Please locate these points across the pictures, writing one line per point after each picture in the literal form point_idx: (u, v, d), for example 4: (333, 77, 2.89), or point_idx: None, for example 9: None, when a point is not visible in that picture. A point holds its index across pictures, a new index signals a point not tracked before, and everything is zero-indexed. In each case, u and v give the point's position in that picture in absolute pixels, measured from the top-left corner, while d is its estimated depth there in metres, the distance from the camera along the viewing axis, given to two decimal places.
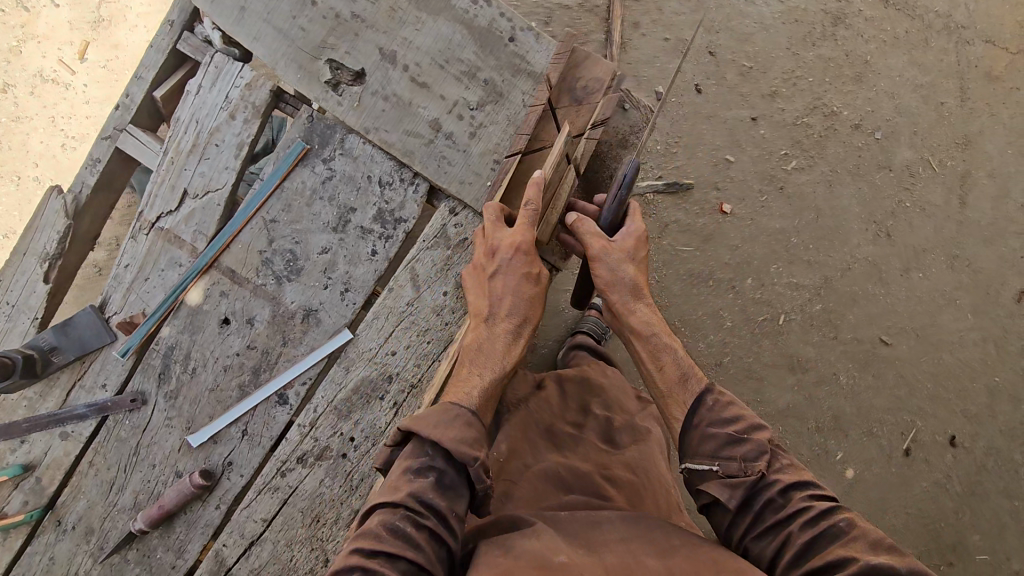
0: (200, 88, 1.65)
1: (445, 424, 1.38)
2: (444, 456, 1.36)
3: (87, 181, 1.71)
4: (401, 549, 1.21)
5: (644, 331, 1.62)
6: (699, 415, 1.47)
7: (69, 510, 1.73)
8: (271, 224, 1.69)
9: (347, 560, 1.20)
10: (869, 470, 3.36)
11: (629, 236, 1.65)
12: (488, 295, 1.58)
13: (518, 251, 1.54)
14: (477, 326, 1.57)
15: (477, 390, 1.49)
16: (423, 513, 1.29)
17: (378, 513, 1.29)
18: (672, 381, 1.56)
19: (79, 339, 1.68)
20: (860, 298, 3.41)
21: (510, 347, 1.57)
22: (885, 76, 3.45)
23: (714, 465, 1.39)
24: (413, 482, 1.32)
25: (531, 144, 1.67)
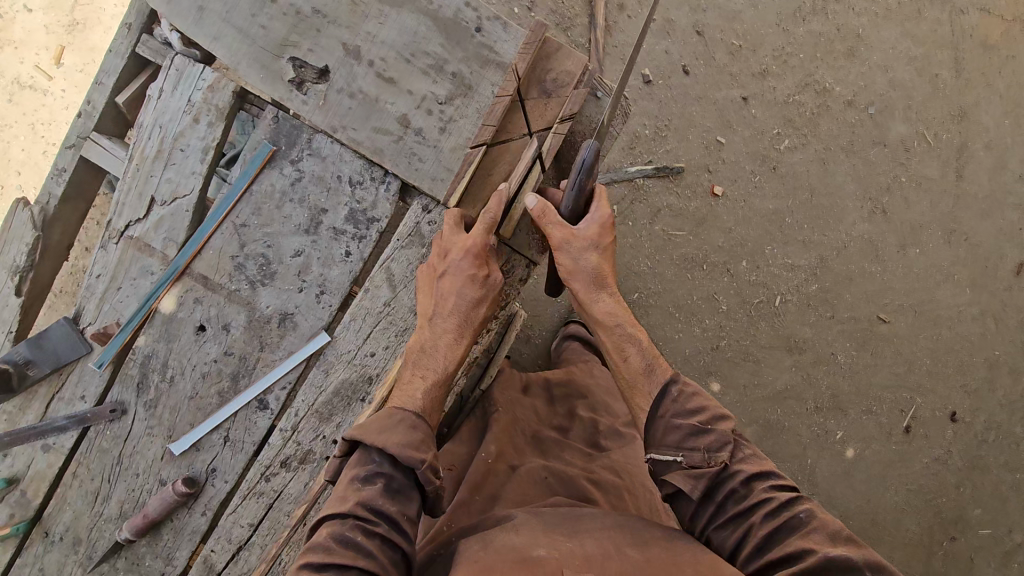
0: (161, 92, 1.61)
1: (389, 429, 1.43)
2: (391, 461, 1.41)
3: (54, 191, 1.69)
4: (352, 558, 1.25)
5: (609, 320, 1.69)
6: (664, 406, 1.50)
7: (56, 522, 1.73)
8: (242, 229, 1.66)
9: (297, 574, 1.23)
10: (869, 448, 3.34)
11: (593, 221, 1.64)
12: (433, 298, 1.60)
13: (468, 255, 1.56)
14: (422, 329, 1.62)
15: (420, 394, 1.55)
16: (373, 521, 1.33)
17: (327, 525, 1.34)
18: (636, 372, 1.65)
19: (53, 351, 1.67)
20: (857, 277, 3.36)
21: (452, 351, 1.62)
22: (878, 50, 3.37)
23: (678, 456, 1.42)
24: (362, 490, 1.36)
25: (496, 136, 1.66)
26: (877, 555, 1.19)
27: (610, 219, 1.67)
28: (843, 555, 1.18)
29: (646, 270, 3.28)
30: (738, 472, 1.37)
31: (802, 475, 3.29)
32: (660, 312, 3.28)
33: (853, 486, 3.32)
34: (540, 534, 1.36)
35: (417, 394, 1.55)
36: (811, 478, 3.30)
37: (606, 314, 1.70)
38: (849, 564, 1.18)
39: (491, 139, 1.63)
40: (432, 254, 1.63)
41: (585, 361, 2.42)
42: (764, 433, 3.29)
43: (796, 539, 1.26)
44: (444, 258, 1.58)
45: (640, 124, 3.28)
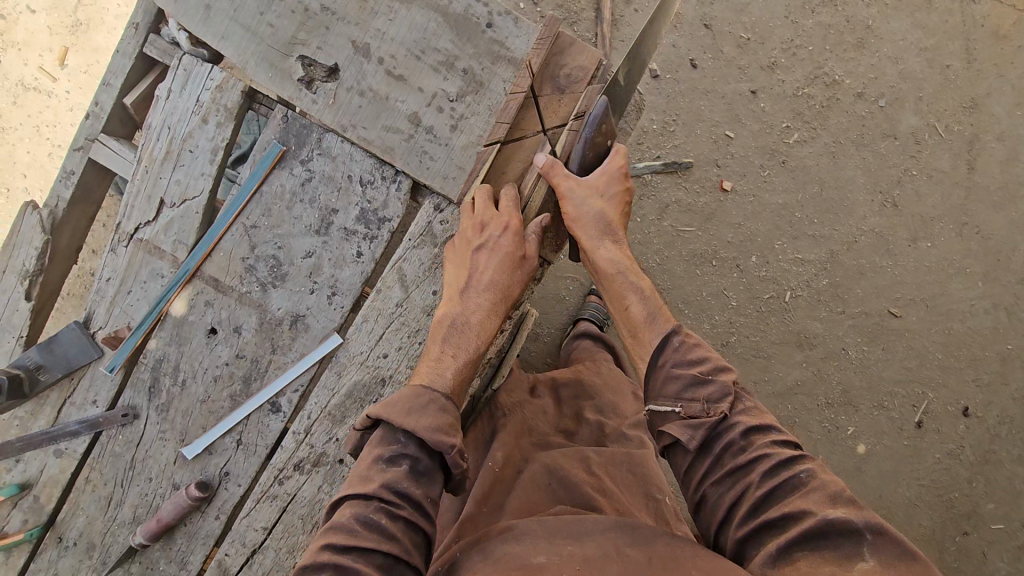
0: (169, 92, 1.58)
1: (418, 409, 1.43)
2: (417, 442, 1.41)
3: (63, 194, 1.66)
4: (376, 542, 1.29)
5: (613, 271, 1.68)
6: (666, 354, 1.55)
7: (69, 527, 1.72)
8: (251, 230, 1.64)
9: (320, 555, 1.27)
10: (881, 444, 3.32)
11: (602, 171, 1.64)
12: (468, 270, 1.58)
13: (507, 231, 1.57)
14: (451, 302, 1.59)
15: (449, 373, 1.54)
16: (398, 504, 1.35)
17: (350, 504, 1.36)
18: (638, 321, 1.66)
19: (64, 355, 1.65)
20: (868, 271, 3.33)
21: (484, 328, 1.61)
22: (888, 41, 3.32)
23: (677, 406, 1.47)
24: (387, 471, 1.38)
25: (510, 133, 1.64)
26: (880, 518, 1.17)
27: (625, 173, 1.67)
28: (843, 517, 1.18)
29: (655, 266, 3.25)
30: (734, 422, 1.41)
31: None
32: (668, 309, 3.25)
33: (865, 481, 3.30)
34: (543, 539, 1.35)
35: (446, 373, 1.53)
36: None
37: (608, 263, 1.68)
38: (848, 526, 1.17)
39: (504, 137, 1.63)
40: (464, 224, 1.60)
41: (594, 360, 2.40)
42: None
43: (793, 497, 1.27)
44: (481, 231, 1.57)
45: (648, 119, 3.25)
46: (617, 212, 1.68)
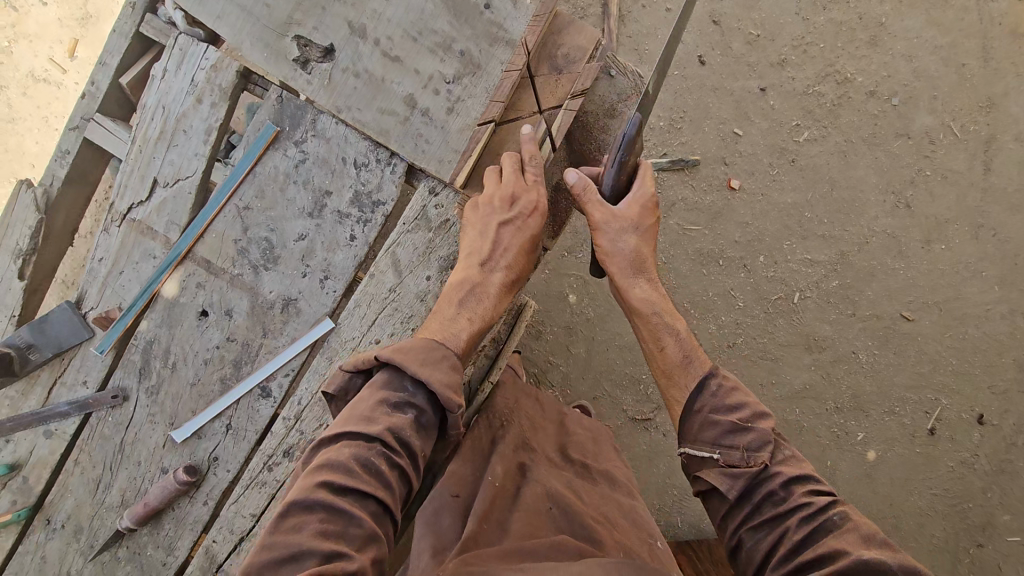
0: (165, 72, 1.56)
1: (433, 362, 1.46)
2: (423, 393, 1.49)
3: (58, 173, 1.66)
4: (373, 488, 1.35)
5: (647, 311, 1.66)
6: (704, 397, 1.54)
7: (57, 509, 1.72)
8: (244, 212, 1.62)
9: (317, 493, 1.30)
10: (892, 451, 3.23)
11: (636, 196, 1.61)
12: (491, 244, 1.54)
13: (535, 211, 1.54)
14: (470, 268, 1.55)
15: (464, 333, 1.52)
16: (397, 452, 1.41)
17: (348, 444, 1.39)
18: (673, 363, 1.63)
19: (55, 335, 1.64)
20: (879, 273, 3.25)
21: (499, 301, 1.60)
22: (901, 39, 3.26)
23: (716, 454, 1.46)
24: (392, 417, 1.43)
25: (505, 113, 1.61)
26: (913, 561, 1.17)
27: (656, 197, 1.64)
28: (877, 559, 1.17)
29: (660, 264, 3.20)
30: (776, 473, 1.38)
31: None
32: None
33: (876, 489, 3.21)
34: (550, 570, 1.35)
35: (460, 333, 1.52)
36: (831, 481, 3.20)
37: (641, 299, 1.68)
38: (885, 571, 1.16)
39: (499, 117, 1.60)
40: (495, 189, 1.55)
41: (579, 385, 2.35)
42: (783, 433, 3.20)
43: (830, 541, 1.26)
44: (512, 206, 1.53)
45: (654, 115, 3.20)
46: (649, 245, 1.67)
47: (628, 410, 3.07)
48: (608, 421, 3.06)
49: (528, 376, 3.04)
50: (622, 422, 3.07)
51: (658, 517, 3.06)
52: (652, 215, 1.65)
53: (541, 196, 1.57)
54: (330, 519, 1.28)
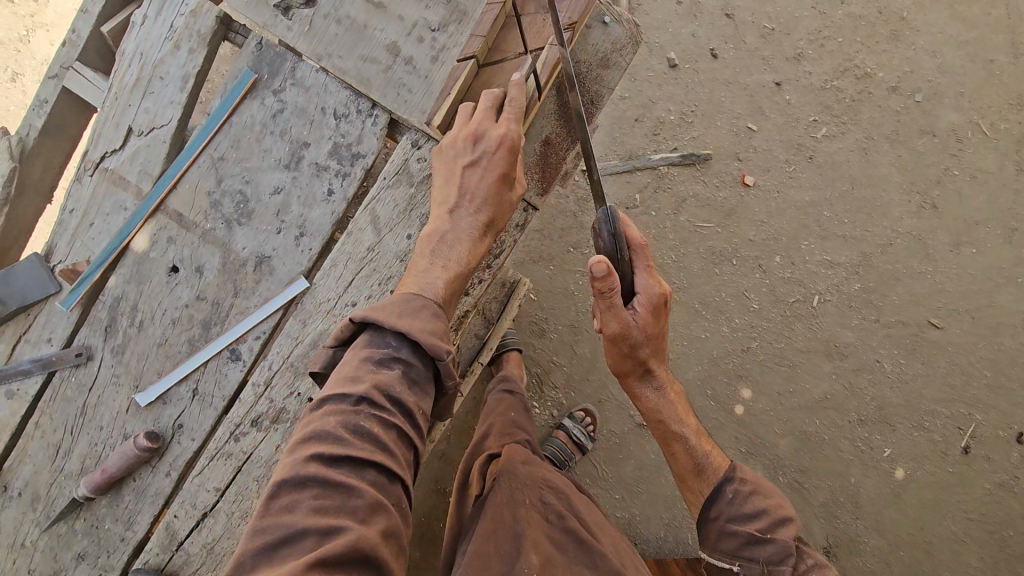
0: (145, 19, 1.57)
1: (411, 313, 1.33)
2: (409, 347, 1.34)
3: (34, 123, 1.65)
4: (369, 454, 1.20)
5: (658, 420, 1.76)
6: (720, 507, 1.61)
7: (16, 475, 1.62)
8: (218, 162, 1.56)
9: (308, 468, 1.15)
10: (921, 468, 2.98)
11: (644, 299, 1.60)
12: (459, 189, 1.43)
13: (503, 147, 1.40)
14: (439, 218, 1.45)
15: (441, 282, 1.40)
16: (388, 411, 1.26)
17: (331, 409, 1.23)
18: (687, 472, 1.72)
19: (21, 290, 1.59)
20: (904, 277, 3.03)
21: (475, 248, 1.47)
22: (924, 33, 3.11)
23: (734, 565, 1.52)
24: (378, 373, 1.27)
25: (490, 54, 1.57)
26: None
27: (666, 292, 1.63)
28: None
29: (670, 263, 3.03)
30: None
31: (843, 497, 2.95)
32: (684, 310, 3.01)
33: (905, 512, 2.95)
34: None
35: (437, 281, 1.40)
36: (855, 500, 2.95)
37: (655, 406, 1.76)
38: None
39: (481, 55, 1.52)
40: (462, 133, 1.45)
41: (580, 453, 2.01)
42: (801, 446, 2.98)
43: None
44: (476, 144, 1.41)
45: (664, 108, 3.08)
46: (659, 345, 1.70)
47: (635, 416, 2.89)
48: (613, 426, 2.88)
49: (530, 376, 2.90)
50: (628, 429, 2.89)
51: (667, 533, 2.83)
52: (661, 311, 1.64)
53: (513, 129, 1.41)
54: (326, 493, 1.13)
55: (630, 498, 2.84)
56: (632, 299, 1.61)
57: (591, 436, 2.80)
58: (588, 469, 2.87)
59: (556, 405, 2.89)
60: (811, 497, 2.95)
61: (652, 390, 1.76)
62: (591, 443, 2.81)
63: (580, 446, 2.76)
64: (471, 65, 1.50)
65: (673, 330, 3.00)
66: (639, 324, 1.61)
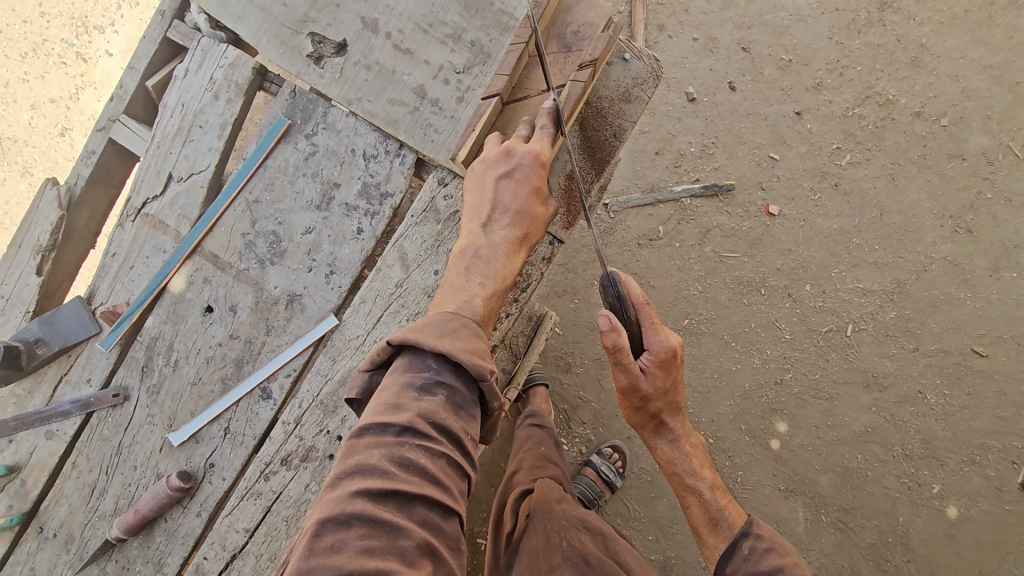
0: (187, 72, 1.65)
1: (450, 334, 1.26)
2: (451, 369, 1.24)
3: (82, 172, 1.74)
4: (418, 488, 1.10)
5: (674, 465, 1.75)
6: (735, 561, 1.61)
7: (51, 516, 1.63)
8: (253, 205, 1.62)
9: (355, 504, 1.05)
10: (976, 507, 2.80)
11: (656, 357, 1.59)
12: (491, 203, 1.41)
13: (535, 162, 1.40)
14: (473, 233, 1.43)
15: (478, 300, 1.37)
16: (434, 439, 1.17)
17: (372, 441, 1.14)
18: (702, 523, 1.71)
19: (64, 330, 1.65)
20: (942, 303, 2.93)
21: (511, 261, 1.43)
22: (945, 59, 3.02)
23: None
24: (422, 401, 1.19)
25: (513, 92, 1.56)
26: None
27: (676, 345, 1.61)
28: None
29: (696, 294, 2.99)
30: None
31: (892, 538, 2.80)
32: (713, 341, 2.95)
33: (961, 555, 2.78)
34: None
35: (475, 299, 1.37)
36: (906, 542, 2.79)
37: (671, 458, 1.75)
38: None
39: (506, 91, 1.53)
40: (494, 148, 1.45)
41: None
42: (844, 483, 2.84)
43: None
44: (508, 157, 1.42)
45: (684, 141, 3.08)
46: (678, 393, 1.68)
47: None
48: (644, 464, 2.79)
49: (556, 412, 2.85)
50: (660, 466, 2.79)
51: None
52: (674, 364, 1.62)
53: (543, 144, 1.42)
54: (375, 533, 1.03)
55: (665, 540, 2.74)
56: (640, 354, 1.61)
57: (621, 473, 2.73)
58: (619, 509, 2.78)
59: (584, 442, 2.82)
60: (858, 538, 2.80)
61: (667, 442, 1.74)
62: (621, 480, 2.73)
63: (609, 484, 2.69)
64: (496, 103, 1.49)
65: (702, 363, 2.94)
66: (648, 378, 1.60)
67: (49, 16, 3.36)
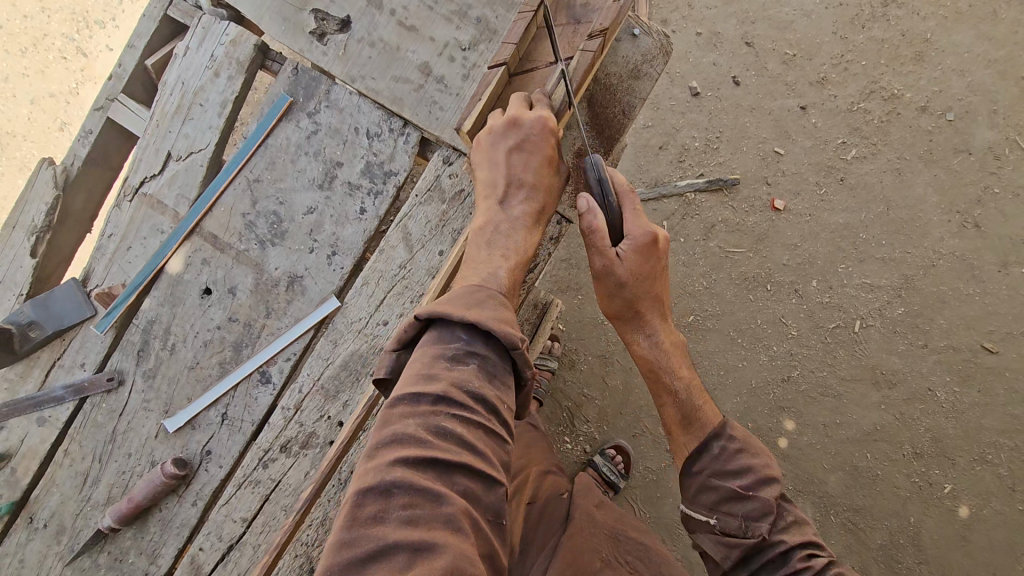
0: (187, 49, 1.62)
1: (476, 303, 1.20)
2: (482, 339, 1.17)
3: (79, 153, 1.70)
4: (458, 457, 1.02)
5: (650, 369, 1.56)
6: (703, 462, 1.47)
7: (42, 506, 1.58)
8: (254, 184, 1.58)
9: (392, 473, 0.97)
10: (988, 506, 2.74)
11: (635, 241, 1.45)
12: (506, 173, 1.37)
13: (545, 130, 1.36)
14: (491, 209, 1.38)
15: (502, 271, 1.31)
16: (471, 408, 1.08)
17: (406, 410, 1.07)
18: (674, 422, 1.54)
19: (58, 312, 1.60)
20: (950, 298, 2.88)
21: (531, 234, 1.39)
22: (950, 53, 2.98)
23: (712, 519, 1.42)
24: (454, 370, 1.11)
25: (520, 65, 1.53)
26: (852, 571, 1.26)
27: (656, 231, 1.49)
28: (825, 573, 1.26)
29: (702, 289, 2.95)
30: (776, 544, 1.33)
31: (903, 538, 2.74)
32: (719, 338, 2.91)
33: (973, 555, 2.72)
34: None
35: (498, 270, 1.31)
36: (917, 542, 2.73)
37: (647, 358, 1.56)
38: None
39: (514, 63, 1.50)
40: (497, 119, 1.40)
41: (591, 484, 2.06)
42: (853, 482, 2.79)
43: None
44: (516, 129, 1.36)
45: (688, 135, 3.05)
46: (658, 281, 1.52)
47: None
48: (650, 463, 2.73)
49: (561, 410, 2.79)
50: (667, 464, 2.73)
51: None
52: (654, 252, 1.49)
53: (550, 113, 1.39)
54: (417, 501, 0.96)
55: (672, 540, 2.68)
56: (619, 240, 1.47)
57: (624, 473, 2.64)
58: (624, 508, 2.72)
59: (589, 440, 2.76)
60: (868, 538, 2.75)
61: (644, 338, 1.56)
62: (625, 481, 2.65)
63: (613, 485, 2.60)
64: (502, 73, 1.45)
65: (708, 360, 2.89)
66: (626, 264, 1.46)
67: (50, 11, 3.34)
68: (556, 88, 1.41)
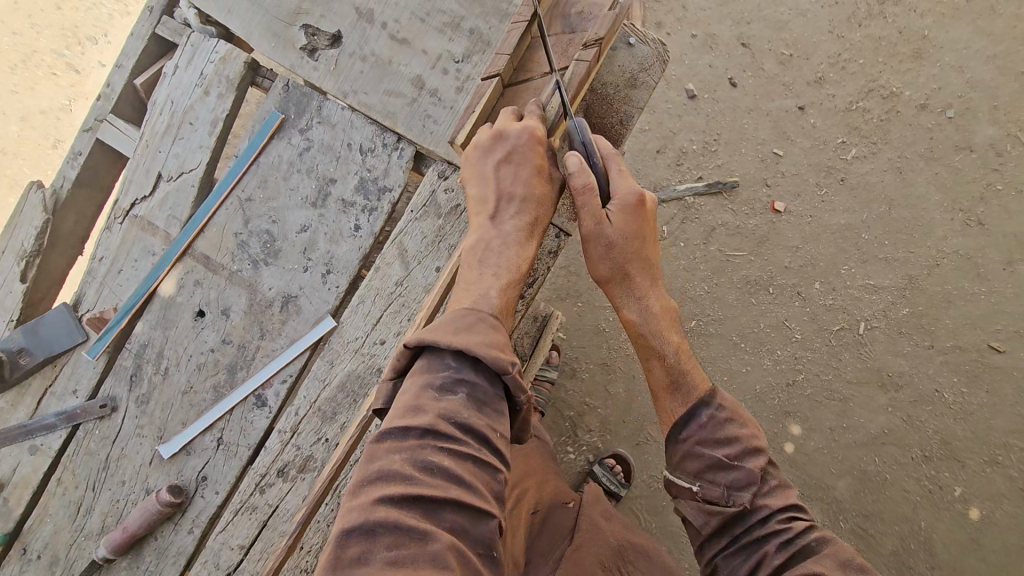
0: (176, 68, 1.59)
1: (467, 328, 1.16)
2: (471, 365, 1.13)
3: (68, 175, 1.67)
4: (444, 492, 0.98)
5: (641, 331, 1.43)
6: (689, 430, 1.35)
7: (34, 537, 1.54)
8: (246, 203, 1.55)
9: (375, 512, 0.94)
10: (999, 509, 2.70)
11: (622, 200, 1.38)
12: (495, 186, 1.34)
13: (532, 139, 1.31)
14: (482, 227, 1.35)
15: (494, 292, 1.27)
16: (459, 440, 1.05)
17: (393, 446, 1.04)
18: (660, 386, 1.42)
19: (48, 339, 1.57)
20: (955, 298, 2.84)
21: (526, 249, 1.34)
22: (949, 50, 2.94)
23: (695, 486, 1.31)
24: (441, 402, 1.08)
25: (514, 76, 1.50)
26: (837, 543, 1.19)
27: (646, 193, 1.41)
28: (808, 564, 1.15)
29: (703, 294, 2.91)
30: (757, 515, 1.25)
31: (914, 543, 2.70)
32: (722, 343, 2.87)
33: (985, 558, 2.67)
34: None
35: (490, 292, 1.27)
36: (928, 546, 2.69)
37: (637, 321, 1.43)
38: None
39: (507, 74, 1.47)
40: (485, 132, 1.37)
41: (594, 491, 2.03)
42: (861, 488, 2.74)
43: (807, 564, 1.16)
44: (502, 142, 1.32)
45: (686, 138, 3.02)
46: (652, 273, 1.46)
47: None
48: (654, 471, 2.70)
49: (563, 419, 2.75)
50: None
51: None
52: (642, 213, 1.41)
53: (540, 123, 1.34)
54: (402, 540, 0.92)
55: (678, 549, 2.64)
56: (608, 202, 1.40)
57: (624, 483, 2.59)
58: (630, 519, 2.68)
59: (592, 450, 2.71)
60: (879, 545, 2.70)
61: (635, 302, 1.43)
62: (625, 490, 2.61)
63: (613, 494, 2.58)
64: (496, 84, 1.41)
65: (711, 366, 2.86)
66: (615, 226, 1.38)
67: (40, 27, 3.31)
68: (551, 100, 1.40)
